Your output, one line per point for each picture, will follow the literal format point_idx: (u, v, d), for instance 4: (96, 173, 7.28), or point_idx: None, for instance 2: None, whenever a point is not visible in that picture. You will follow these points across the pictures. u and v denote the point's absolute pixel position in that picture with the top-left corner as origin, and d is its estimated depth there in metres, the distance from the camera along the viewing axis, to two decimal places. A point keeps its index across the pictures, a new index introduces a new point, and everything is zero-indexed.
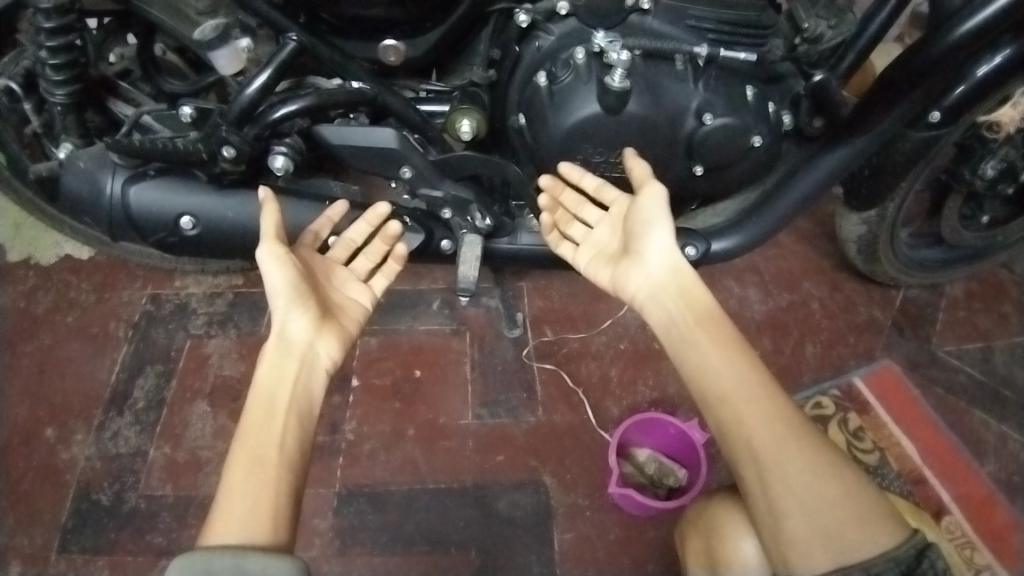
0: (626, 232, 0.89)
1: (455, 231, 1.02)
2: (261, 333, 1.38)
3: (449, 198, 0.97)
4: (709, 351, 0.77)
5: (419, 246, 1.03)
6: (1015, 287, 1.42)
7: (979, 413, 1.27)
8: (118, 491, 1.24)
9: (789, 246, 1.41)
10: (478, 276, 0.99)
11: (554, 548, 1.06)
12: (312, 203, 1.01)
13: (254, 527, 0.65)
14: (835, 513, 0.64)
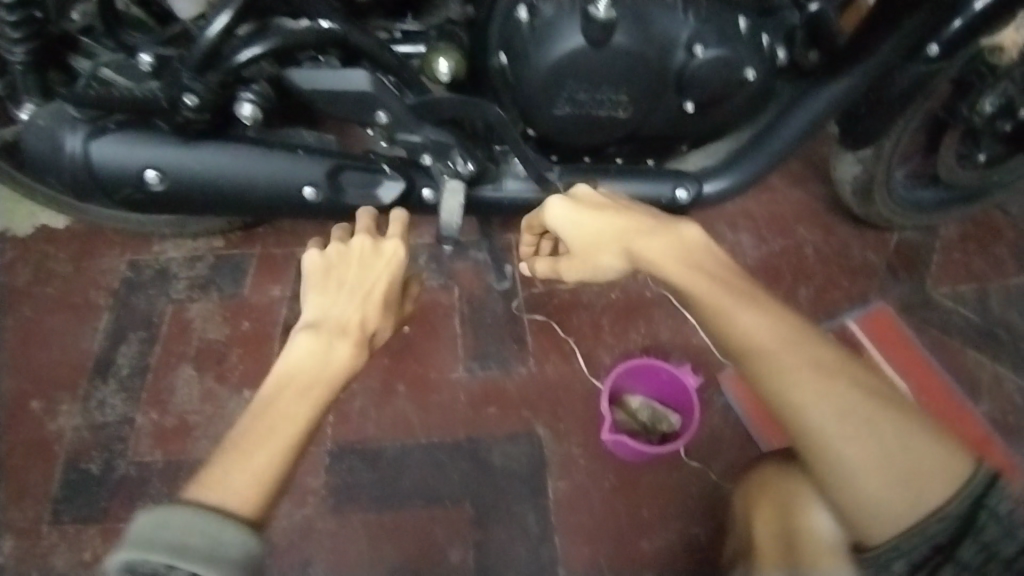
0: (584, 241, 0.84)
1: (436, 178, 0.97)
2: (244, 295, 1.32)
3: (429, 143, 0.93)
4: (737, 316, 0.71)
5: (399, 196, 0.97)
6: (1012, 229, 1.38)
7: (973, 354, 1.26)
8: (107, 460, 1.22)
9: (784, 190, 1.37)
10: (462, 221, 0.96)
11: (548, 497, 1.07)
12: (285, 152, 0.96)
13: (240, 500, 0.64)
14: (888, 479, 0.67)
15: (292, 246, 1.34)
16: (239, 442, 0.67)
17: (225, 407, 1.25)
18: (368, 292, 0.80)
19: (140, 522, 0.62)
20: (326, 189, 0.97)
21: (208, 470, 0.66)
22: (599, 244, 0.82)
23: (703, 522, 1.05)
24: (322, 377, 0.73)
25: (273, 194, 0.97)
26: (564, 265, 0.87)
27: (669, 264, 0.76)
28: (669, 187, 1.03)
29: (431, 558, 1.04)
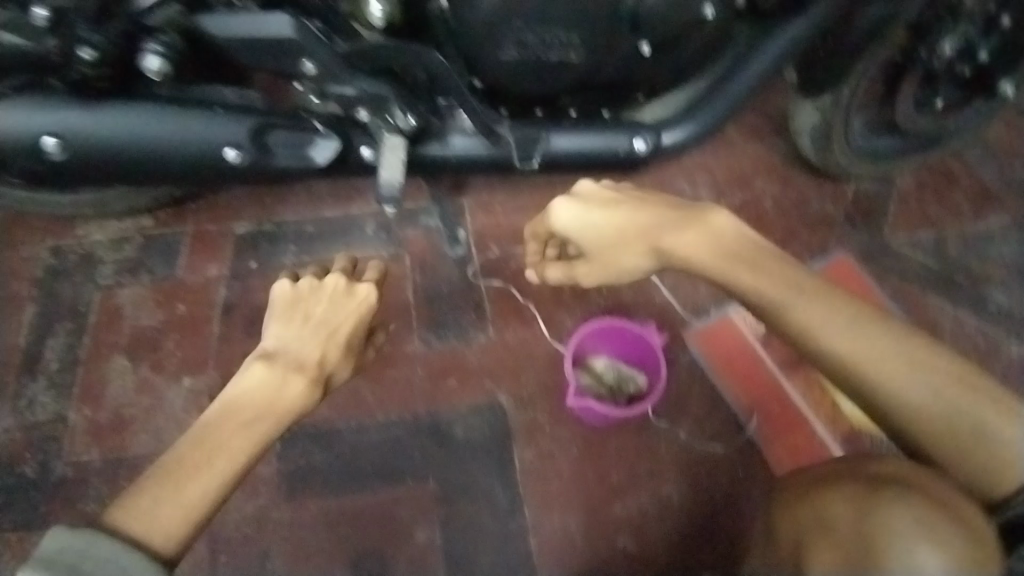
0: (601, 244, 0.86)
1: (375, 135, 0.90)
2: (178, 276, 1.22)
3: (364, 95, 0.86)
4: (773, 295, 0.73)
5: (334, 156, 0.91)
6: (966, 176, 1.37)
7: (933, 300, 1.26)
8: (42, 462, 1.12)
9: (742, 142, 1.34)
10: (404, 181, 0.90)
11: (514, 468, 1.03)
12: (201, 112, 0.88)
13: (164, 536, 0.63)
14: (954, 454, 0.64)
15: (229, 221, 1.24)
16: (174, 466, 0.67)
17: (164, 398, 1.15)
18: (335, 330, 0.84)
19: (56, 538, 0.57)
20: (251, 150, 0.90)
21: (137, 491, 0.65)
22: (620, 244, 0.84)
23: (674, 481, 1.03)
24: (273, 410, 0.75)
25: (193, 159, 0.90)
26: (582, 270, 0.90)
27: (704, 255, 0.78)
28: (626, 137, 0.99)
29: (397, 540, 1.00)
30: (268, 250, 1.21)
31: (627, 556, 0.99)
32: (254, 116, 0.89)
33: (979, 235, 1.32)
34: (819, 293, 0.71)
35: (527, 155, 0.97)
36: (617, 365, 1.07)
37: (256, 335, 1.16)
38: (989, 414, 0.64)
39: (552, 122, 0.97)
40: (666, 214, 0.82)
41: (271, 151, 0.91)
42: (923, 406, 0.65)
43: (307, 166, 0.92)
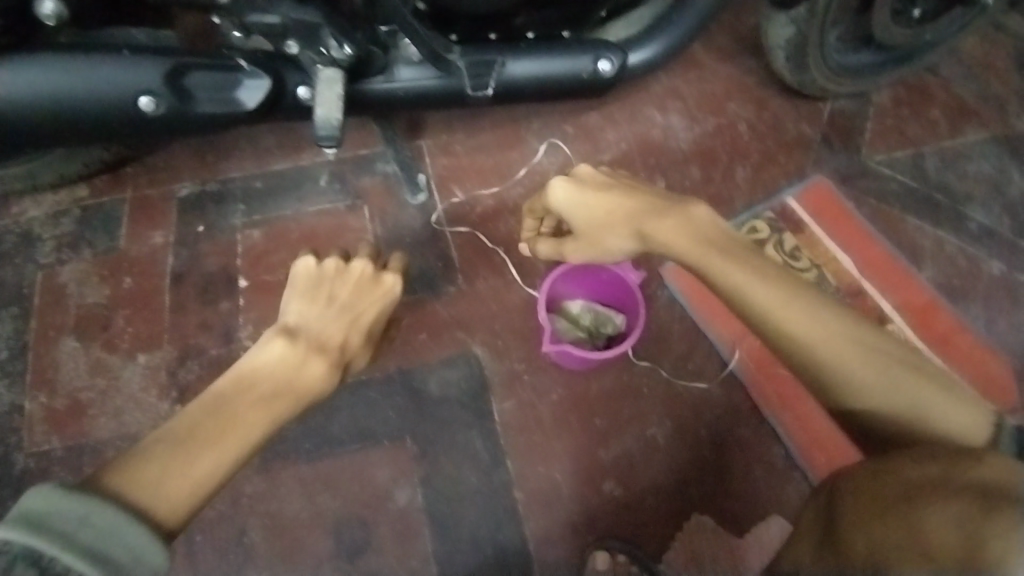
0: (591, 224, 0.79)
1: (309, 70, 0.83)
2: (121, 248, 1.13)
3: (289, 24, 0.77)
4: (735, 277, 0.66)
5: (266, 97, 0.84)
6: (941, 91, 1.29)
7: (914, 220, 1.20)
8: (2, 454, 1.03)
9: (713, 66, 1.27)
10: (344, 118, 0.82)
11: (494, 420, 0.99)
12: (106, 57, 0.79)
13: (168, 507, 0.57)
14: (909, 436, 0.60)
15: (170, 184, 1.16)
16: (181, 435, 0.63)
17: (120, 377, 1.06)
18: (358, 315, 0.87)
19: (48, 499, 0.50)
20: (168, 97, 0.81)
21: (138, 457, 0.59)
22: (609, 224, 0.78)
23: (659, 422, 0.99)
24: (295, 387, 0.75)
25: (103, 111, 0.81)
26: (571, 250, 0.83)
27: (679, 239, 0.71)
28: (590, 60, 0.93)
29: (376, 503, 0.96)
30: (216, 212, 1.13)
31: (615, 501, 0.96)
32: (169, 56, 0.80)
33: (958, 151, 1.25)
34: (770, 274, 0.66)
35: (481, 83, 0.91)
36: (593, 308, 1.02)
37: (212, 304, 1.09)
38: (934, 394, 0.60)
39: (508, 46, 0.91)
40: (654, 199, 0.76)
41: (192, 96, 0.83)
42: (882, 390, 0.61)
43: (235, 111, 0.84)
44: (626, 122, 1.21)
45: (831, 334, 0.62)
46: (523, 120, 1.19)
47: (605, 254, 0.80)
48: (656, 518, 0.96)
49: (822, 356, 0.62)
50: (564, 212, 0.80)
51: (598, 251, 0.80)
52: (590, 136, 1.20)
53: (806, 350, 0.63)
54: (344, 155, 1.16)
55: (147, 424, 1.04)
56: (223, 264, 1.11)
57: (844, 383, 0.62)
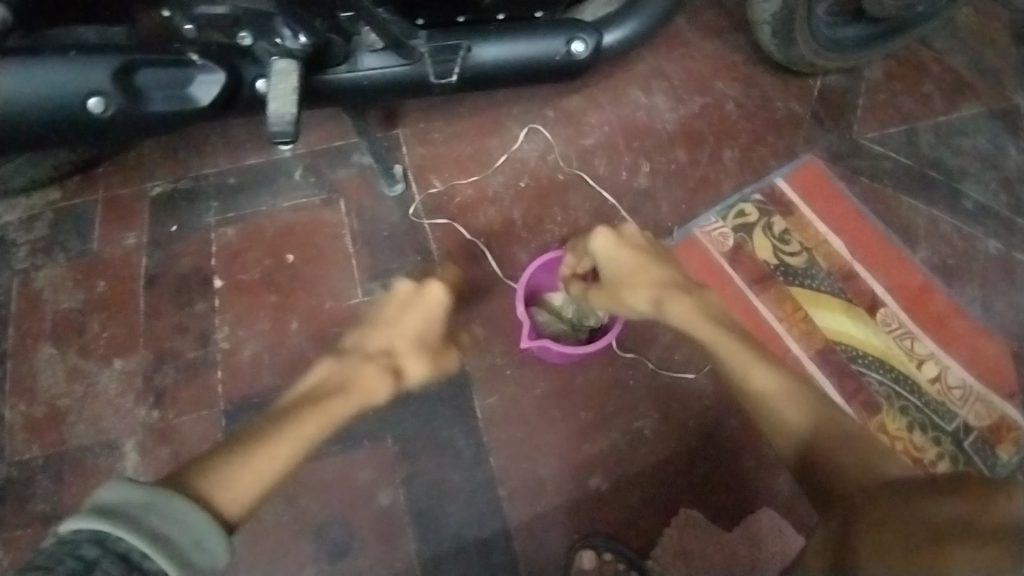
0: (618, 276, 0.91)
1: (264, 62, 0.81)
2: (94, 251, 1.10)
3: (240, 14, 0.75)
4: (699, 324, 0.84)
5: (221, 93, 0.82)
6: (935, 64, 1.25)
7: (907, 199, 1.16)
8: None
9: (699, 44, 1.23)
10: (299, 112, 0.78)
11: (476, 416, 0.97)
12: (52, 58, 0.76)
13: (229, 499, 0.64)
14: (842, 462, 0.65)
15: (142, 183, 1.13)
16: (247, 441, 0.71)
17: (96, 384, 1.03)
18: (403, 328, 0.91)
19: (119, 492, 0.56)
20: (117, 97, 0.79)
21: (208, 460, 0.67)
22: (636, 281, 0.90)
23: (645, 414, 0.97)
24: (350, 389, 0.83)
25: (52, 116, 0.78)
26: (593, 295, 0.93)
27: (689, 313, 0.85)
28: (562, 41, 0.90)
29: (357, 504, 0.93)
30: (189, 211, 1.10)
31: (601, 496, 0.94)
32: (115, 56, 0.77)
33: (952, 126, 1.21)
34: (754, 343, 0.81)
35: (445, 70, 0.89)
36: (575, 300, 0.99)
37: (187, 305, 1.06)
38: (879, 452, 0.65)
39: (473, 30, 0.89)
40: (678, 281, 0.92)
41: (144, 95, 0.80)
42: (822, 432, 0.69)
43: (190, 108, 0.82)
44: (610, 105, 1.18)
45: (779, 382, 0.75)
46: (504, 106, 1.16)
47: (619, 307, 0.91)
48: (644, 513, 0.94)
49: (768, 389, 0.74)
50: (601, 258, 0.93)
51: (614, 301, 0.91)
52: (573, 120, 1.16)
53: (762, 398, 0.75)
54: (319, 147, 1.13)
55: (124, 430, 1.01)
56: (197, 264, 1.08)
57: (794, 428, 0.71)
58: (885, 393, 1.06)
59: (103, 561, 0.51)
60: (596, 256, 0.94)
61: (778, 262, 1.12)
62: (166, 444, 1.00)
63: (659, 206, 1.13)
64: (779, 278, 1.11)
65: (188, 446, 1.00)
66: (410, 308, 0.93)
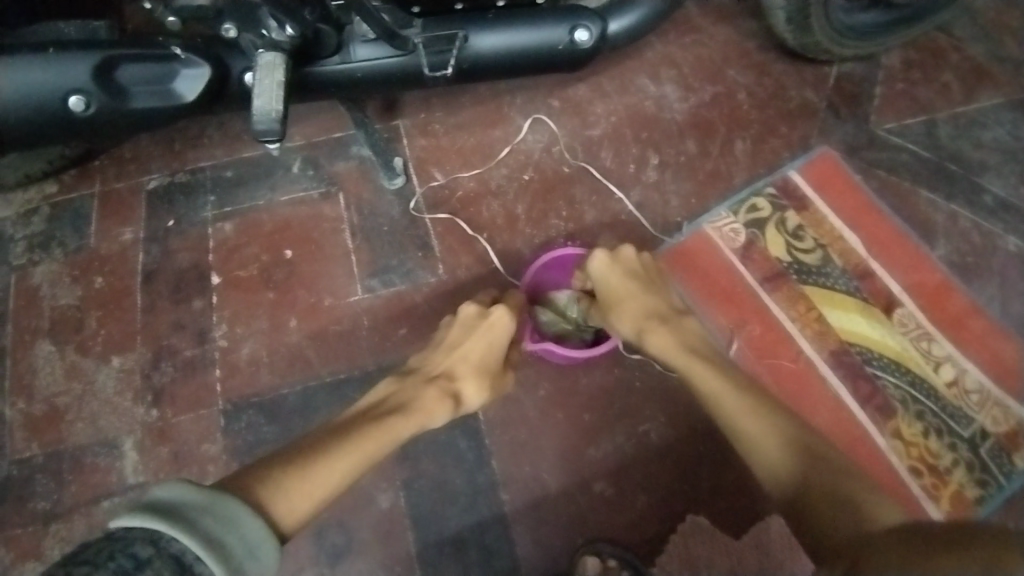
0: (608, 302, 0.91)
1: (251, 54, 0.78)
2: (91, 246, 1.08)
3: (222, 5, 0.72)
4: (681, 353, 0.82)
5: (207, 87, 0.79)
6: (956, 51, 1.20)
7: (924, 194, 1.12)
8: None
9: (710, 30, 1.19)
10: (285, 108, 0.74)
11: (479, 418, 0.96)
12: (31, 57, 0.75)
13: (283, 510, 0.62)
14: (815, 504, 0.63)
15: (139, 176, 1.10)
16: (307, 449, 0.69)
17: (95, 382, 1.02)
18: (465, 353, 0.88)
19: (176, 492, 0.54)
20: (99, 95, 0.77)
21: (267, 467, 0.65)
22: (619, 307, 0.90)
23: (651, 418, 0.95)
24: (411, 408, 0.81)
25: (37, 117, 0.77)
26: (593, 316, 0.95)
27: (672, 343, 0.84)
28: (565, 30, 0.86)
29: (357, 507, 0.93)
30: (186, 205, 1.08)
31: (606, 500, 0.93)
32: (92, 52, 0.75)
33: (974, 116, 1.16)
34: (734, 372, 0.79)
35: (440, 61, 0.85)
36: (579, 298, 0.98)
37: (185, 302, 1.04)
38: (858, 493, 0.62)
39: (472, 18, 0.85)
40: (666, 309, 0.89)
41: (126, 92, 0.78)
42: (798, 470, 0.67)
43: (175, 105, 0.79)
44: (617, 93, 1.14)
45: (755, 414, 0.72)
46: (507, 95, 1.12)
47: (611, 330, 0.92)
48: (649, 518, 0.92)
49: (745, 425, 0.72)
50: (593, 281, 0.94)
51: (605, 324, 0.92)
52: (579, 110, 1.13)
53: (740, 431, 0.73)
54: (318, 138, 1.10)
55: (123, 429, 0.99)
56: (195, 260, 1.05)
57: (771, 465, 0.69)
58: (901, 397, 1.02)
59: (155, 562, 0.49)
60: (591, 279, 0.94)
61: (790, 260, 1.08)
62: (164, 443, 0.98)
63: (668, 201, 1.10)
64: (792, 276, 1.08)
65: (187, 446, 0.98)
66: (474, 333, 0.89)
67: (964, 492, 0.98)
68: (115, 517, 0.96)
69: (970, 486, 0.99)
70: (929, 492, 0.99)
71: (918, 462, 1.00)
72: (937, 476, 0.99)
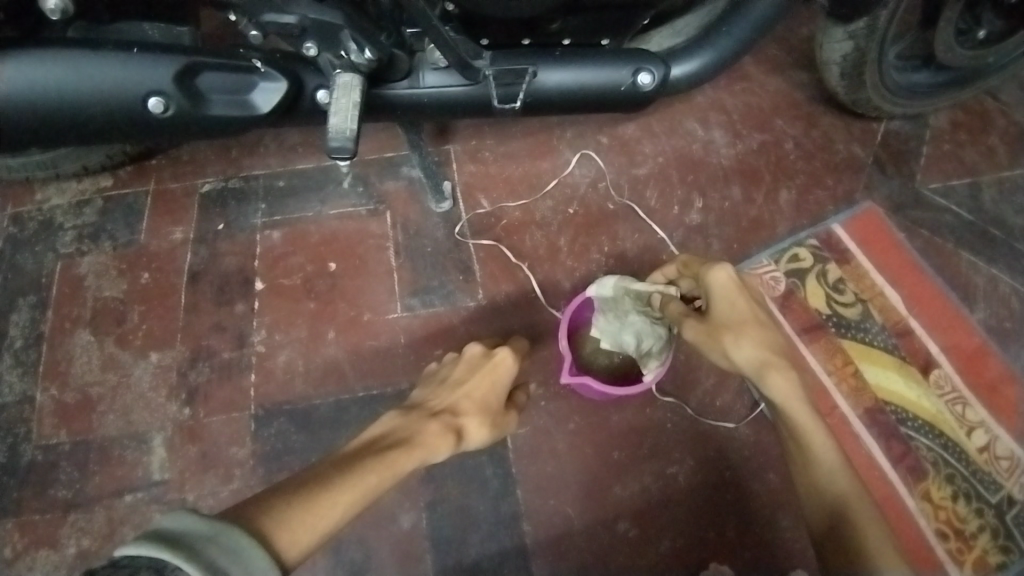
0: (725, 320, 0.80)
1: (327, 72, 0.82)
2: (140, 242, 1.10)
3: (308, 24, 0.76)
4: (772, 361, 0.77)
5: (282, 100, 0.83)
6: (1003, 117, 1.19)
7: (967, 256, 1.11)
8: (11, 445, 1.01)
9: (759, 79, 1.20)
10: (358, 127, 0.77)
11: (507, 446, 0.96)
12: (115, 54, 0.77)
13: (288, 541, 0.58)
14: (835, 524, 0.69)
15: (193, 179, 1.13)
16: (308, 481, 0.65)
17: (130, 375, 1.03)
18: (468, 391, 0.86)
19: (182, 521, 0.51)
20: (178, 97, 0.80)
21: (270, 498, 0.61)
22: (743, 330, 0.79)
23: (680, 460, 0.95)
24: (413, 442, 0.76)
25: (112, 110, 0.79)
26: (690, 325, 0.82)
27: (763, 347, 0.78)
28: (629, 72, 0.89)
29: (378, 525, 0.93)
30: (236, 210, 1.11)
31: (629, 541, 0.92)
32: (176, 56, 0.78)
33: (1018, 183, 1.15)
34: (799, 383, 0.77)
35: (510, 94, 0.89)
36: (637, 294, 0.94)
37: (226, 305, 1.06)
38: (872, 531, 0.67)
39: (541, 53, 0.88)
40: (770, 334, 0.80)
41: (204, 98, 0.81)
42: (826, 484, 0.71)
43: (250, 115, 0.83)
44: (666, 135, 1.15)
45: (806, 426, 0.74)
46: (558, 128, 1.15)
47: (715, 350, 0.80)
48: (670, 562, 0.92)
49: (798, 432, 0.74)
50: (707, 291, 0.82)
51: (712, 343, 0.80)
52: (626, 148, 1.14)
53: (794, 435, 0.75)
54: (370, 156, 1.13)
55: (153, 425, 1.00)
56: (240, 265, 1.08)
57: (809, 471, 0.73)
58: (932, 459, 1.00)
59: None
60: (707, 289, 0.83)
61: (830, 313, 1.08)
62: (193, 443, 0.99)
63: (709, 244, 1.10)
64: (830, 329, 1.07)
65: (215, 447, 0.99)
66: (477, 372, 0.87)
67: (987, 558, 0.96)
68: (136, 512, 0.97)
69: (993, 553, 0.96)
70: (953, 556, 0.96)
71: (945, 525, 0.97)
72: (961, 541, 0.96)
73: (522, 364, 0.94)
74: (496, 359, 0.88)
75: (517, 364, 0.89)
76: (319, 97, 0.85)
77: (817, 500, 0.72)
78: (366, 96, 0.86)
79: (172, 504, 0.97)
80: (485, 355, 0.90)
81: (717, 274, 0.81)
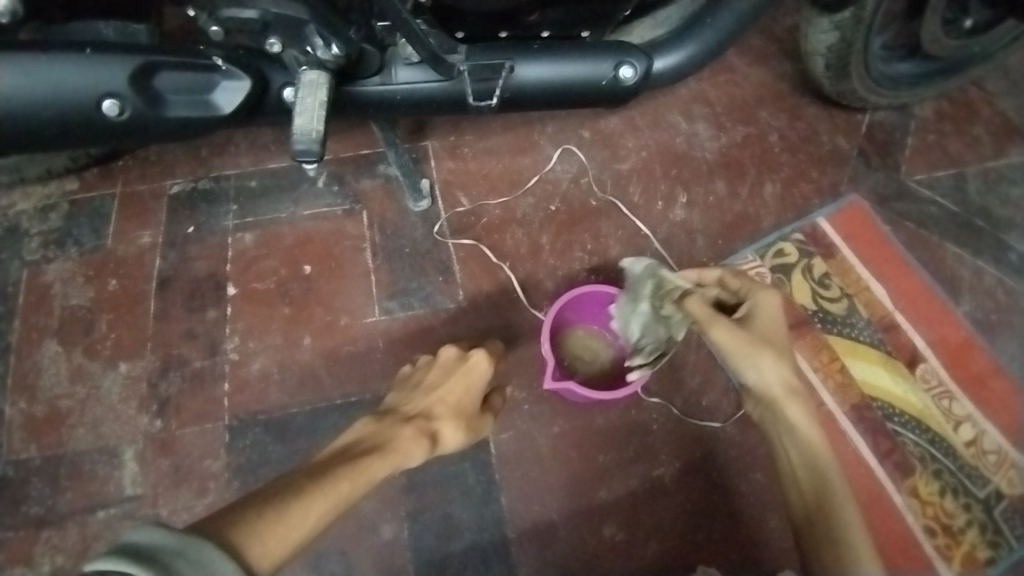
0: (763, 335, 0.72)
1: (293, 70, 0.79)
2: (107, 248, 1.06)
3: (269, 19, 0.73)
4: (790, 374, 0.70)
5: (244, 101, 0.79)
6: (987, 107, 1.17)
7: (952, 248, 1.10)
8: None
9: (743, 70, 1.18)
10: (324, 128, 0.74)
11: (491, 453, 0.94)
12: (67, 54, 0.73)
13: (259, 553, 0.54)
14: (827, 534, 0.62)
15: (162, 180, 1.09)
16: (279, 492, 0.62)
17: (100, 386, 1.00)
18: (442, 396, 0.83)
19: (151, 536, 0.48)
20: (134, 99, 0.76)
21: (240, 510, 0.58)
22: (779, 347, 0.71)
23: (667, 462, 0.94)
24: (386, 448, 0.74)
25: (64, 112, 0.75)
26: (721, 325, 0.72)
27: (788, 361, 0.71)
28: (611, 65, 0.86)
29: (359, 536, 0.91)
30: (207, 212, 1.07)
31: (616, 546, 0.91)
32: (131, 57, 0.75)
33: (1002, 173, 1.14)
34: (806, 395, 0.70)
35: (486, 90, 0.85)
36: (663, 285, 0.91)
37: (198, 312, 1.02)
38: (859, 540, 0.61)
39: (518, 46, 0.85)
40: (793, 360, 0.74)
41: (162, 100, 0.77)
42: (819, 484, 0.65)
43: (212, 115, 0.79)
44: (649, 128, 1.13)
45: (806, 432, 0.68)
46: (538, 123, 1.12)
47: (743, 356, 0.70)
48: (656, 566, 0.90)
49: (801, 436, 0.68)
50: (751, 306, 0.75)
51: (743, 350, 0.70)
52: (609, 143, 1.11)
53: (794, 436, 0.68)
54: (346, 155, 1.09)
55: (125, 438, 0.97)
56: (212, 269, 1.04)
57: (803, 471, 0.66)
58: (920, 454, 1.00)
59: None
60: (751, 304, 0.76)
61: (816, 308, 1.07)
62: (166, 455, 0.96)
63: (694, 240, 1.08)
64: (817, 325, 1.06)
65: (189, 459, 0.96)
66: (450, 377, 0.85)
67: (975, 554, 0.95)
68: (110, 528, 0.94)
69: (981, 547, 0.96)
70: (941, 552, 0.95)
71: (933, 521, 0.96)
72: (949, 536, 0.96)
73: (498, 365, 0.92)
74: (468, 362, 0.87)
75: (491, 368, 0.87)
76: (287, 96, 0.82)
77: (807, 501, 0.65)
78: (335, 94, 0.83)
79: (146, 519, 0.94)
80: (459, 358, 0.88)
81: (769, 298, 0.76)
